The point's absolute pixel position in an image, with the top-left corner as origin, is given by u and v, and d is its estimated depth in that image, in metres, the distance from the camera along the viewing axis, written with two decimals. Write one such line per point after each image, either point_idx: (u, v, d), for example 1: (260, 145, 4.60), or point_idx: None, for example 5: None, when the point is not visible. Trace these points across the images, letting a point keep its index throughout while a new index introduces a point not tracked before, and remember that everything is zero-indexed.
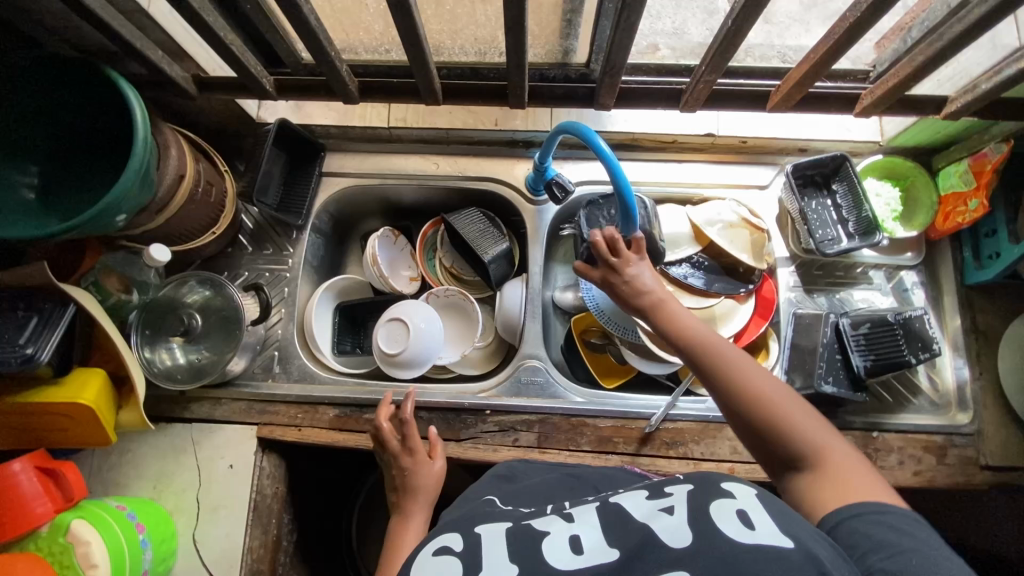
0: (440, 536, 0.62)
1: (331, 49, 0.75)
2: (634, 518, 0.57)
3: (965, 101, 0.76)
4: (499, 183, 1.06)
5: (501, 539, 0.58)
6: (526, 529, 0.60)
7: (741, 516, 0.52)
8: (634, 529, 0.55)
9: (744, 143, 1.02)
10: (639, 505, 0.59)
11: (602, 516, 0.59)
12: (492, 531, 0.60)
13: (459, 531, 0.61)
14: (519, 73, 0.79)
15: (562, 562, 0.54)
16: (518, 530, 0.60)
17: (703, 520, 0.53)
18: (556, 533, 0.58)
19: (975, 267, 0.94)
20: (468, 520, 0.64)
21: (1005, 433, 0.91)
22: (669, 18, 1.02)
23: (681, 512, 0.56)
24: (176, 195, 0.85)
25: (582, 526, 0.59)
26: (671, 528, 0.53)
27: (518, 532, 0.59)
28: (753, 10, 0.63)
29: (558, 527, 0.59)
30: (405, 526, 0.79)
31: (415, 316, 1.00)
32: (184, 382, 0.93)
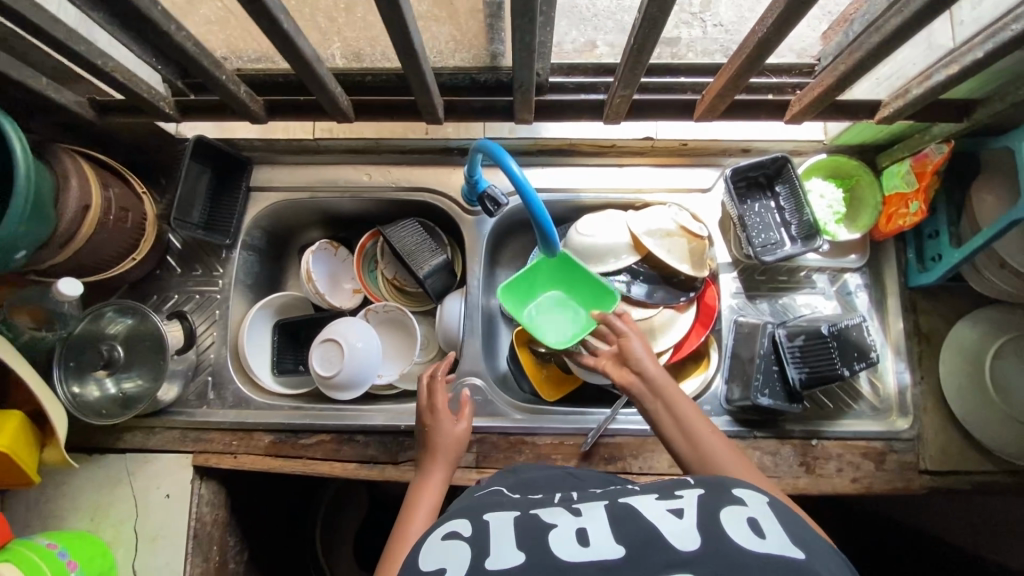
0: (448, 523, 0.62)
1: (223, 72, 0.68)
2: (645, 517, 0.56)
3: (896, 107, 0.72)
4: (435, 193, 1.02)
5: (510, 527, 0.58)
6: (533, 520, 0.59)
7: (752, 525, 0.53)
8: (643, 529, 0.54)
9: (685, 145, 0.98)
10: (649, 505, 0.58)
11: (611, 513, 0.58)
12: (500, 520, 0.59)
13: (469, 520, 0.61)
14: (427, 96, 0.75)
15: (571, 555, 0.53)
16: (526, 519, 0.59)
17: (713, 524, 0.53)
18: (565, 526, 0.57)
19: (918, 269, 0.92)
20: (477, 510, 0.64)
21: (944, 437, 0.91)
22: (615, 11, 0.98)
23: (692, 517, 0.55)
24: (81, 228, 0.80)
25: (592, 520, 0.57)
26: (679, 531, 0.53)
27: (529, 522, 0.58)
28: (650, 32, 0.57)
29: (564, 520, 0.58)
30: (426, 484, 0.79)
31: (350, 335, 0.98)
32: (112, 415, 0.90)
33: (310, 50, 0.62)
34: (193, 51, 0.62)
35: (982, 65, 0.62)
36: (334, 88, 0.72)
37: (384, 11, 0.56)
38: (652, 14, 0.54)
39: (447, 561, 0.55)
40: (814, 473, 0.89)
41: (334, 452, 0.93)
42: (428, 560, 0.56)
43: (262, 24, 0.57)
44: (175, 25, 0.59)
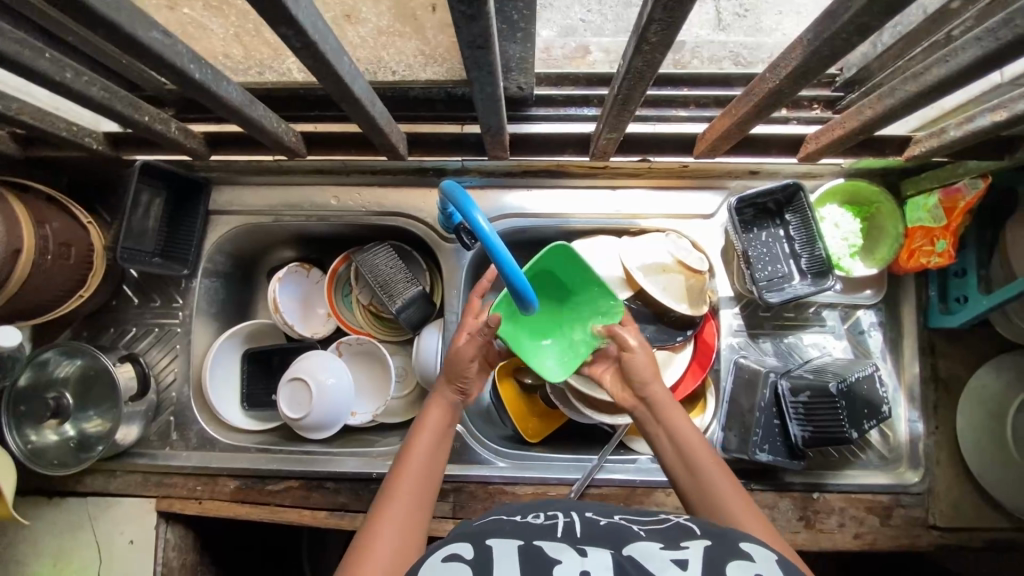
0: (439, 552, 0.52)
1: (144, 112, 0.58)
2: (649, 565, 0.49)
3: (929, 147, 0.63)
4: (409, 218, 0.93)
5: (510, 559, 0.50)
6: (535, 552, 0.50)
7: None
8: None
9: (686, 167, 0.87)
10: (650, 554, 0.50)
11: (616, 556, 0.50)
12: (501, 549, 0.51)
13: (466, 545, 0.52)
14: (378, 135, 0.68)
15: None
16: (529, 550, 0.51)
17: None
18: (569, 567, 0.48)
19: (941, 311, 0.84)
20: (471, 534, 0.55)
21: (956, 491, 0.84)
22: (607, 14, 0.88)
23: (697, 571, 0.48)
24: (15, 272, 0.73)
25: (596, 564, 0.49)
26: None
27: (529, 558, 0.49)
28: (638, 83, 0.49)
29: (568, 560, 0.49)
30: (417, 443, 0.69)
31: (320, 372, 0.91)
32: (67, 463, 0.85)
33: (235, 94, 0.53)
34: (100, 98, 0.53)
35: None
36: (278, 128, 0.65)
37: (310, 63, 0.48)
38: (639, 67, 0.45)
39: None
40: (814, 529, 0.83)
41: (304, 499, 0.87)
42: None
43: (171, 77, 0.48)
44: (71, 70, 0.51)
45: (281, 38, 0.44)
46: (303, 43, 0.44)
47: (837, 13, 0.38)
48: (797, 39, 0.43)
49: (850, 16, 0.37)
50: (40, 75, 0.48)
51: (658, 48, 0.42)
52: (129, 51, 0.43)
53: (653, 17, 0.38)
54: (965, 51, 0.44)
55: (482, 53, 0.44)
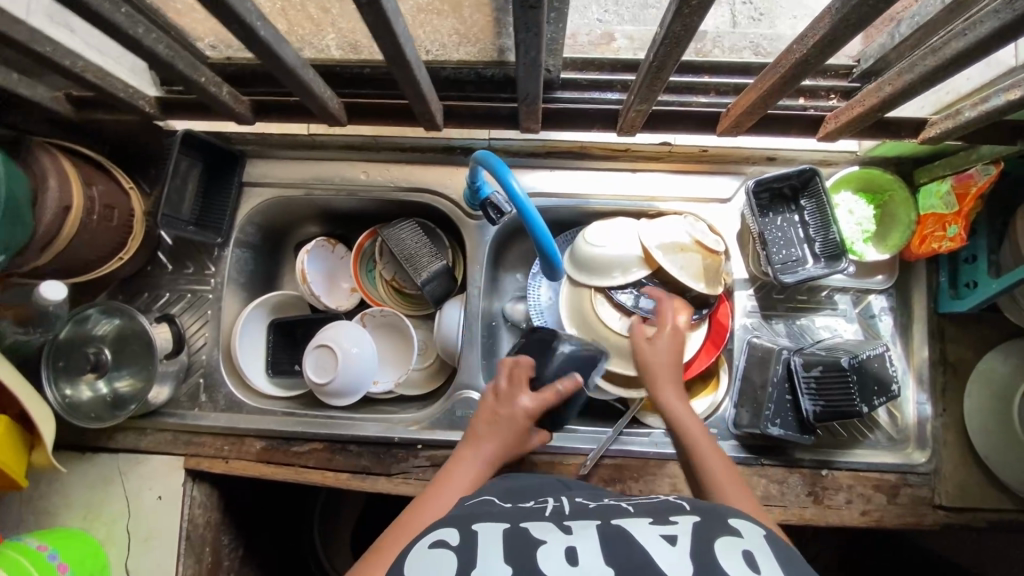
0: (432, 528, 0.55)
1: (201, 73, 0.62)
2: (637, 540, 0.51)
3: (946, 128, 0.65)
4: (436, 195, 0.96)
5: (498, 540, 0.52)
6: (524, 533, 0.53)
7: (748, 558, 0.48)
8: (634, 555, 0.49)
9: (705, 151, 0.91)
10: (638, 529, 0.53)
11: (603, 535, 0.52)
12: (490, 530, 0.53)
13: (458, 526, 0.55)
14: (420, 103, 0.71)
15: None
16: (516, 532, 0.53)
17: (707, 556, 0.48)
18: (554, 542, 0.51)
19: (950, 296, 0.86)
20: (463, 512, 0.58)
21: (962, 471, 0.87)
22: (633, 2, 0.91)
23: (684, 544, 0.50)
24: (65, 228, 0.76)
25: (582, 540, 0.51)
26: (672, 559, 0.48)
27: (516, 534, 0.52)
28: (674, 49, 0.51)
29: (555, 536, 0.52)
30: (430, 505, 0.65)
31: (345, 340, 0.94)
32: (101, 418, 0.88)
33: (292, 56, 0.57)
34: (166, 55, 0.57)
35: None
36: (323, 94, 0.69)
37: (371, 22, 0.51)
38: (676, 31, 0.47)
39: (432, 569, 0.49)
40: (823, 504, 0.85)
41: (328, 461, 0.90)
42: (410, 566, 0.51)
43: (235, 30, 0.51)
44: (143, 27, 0.54)
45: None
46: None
47: None
48: (828, 7, 0.45)
49: None
50: (116, 29, 0.52)
51: (697, 13, 0.45)
52: (207, 5, 0.47)
53: None
54: (984, 24, 0.47)
55: (532, 14, 0.46)
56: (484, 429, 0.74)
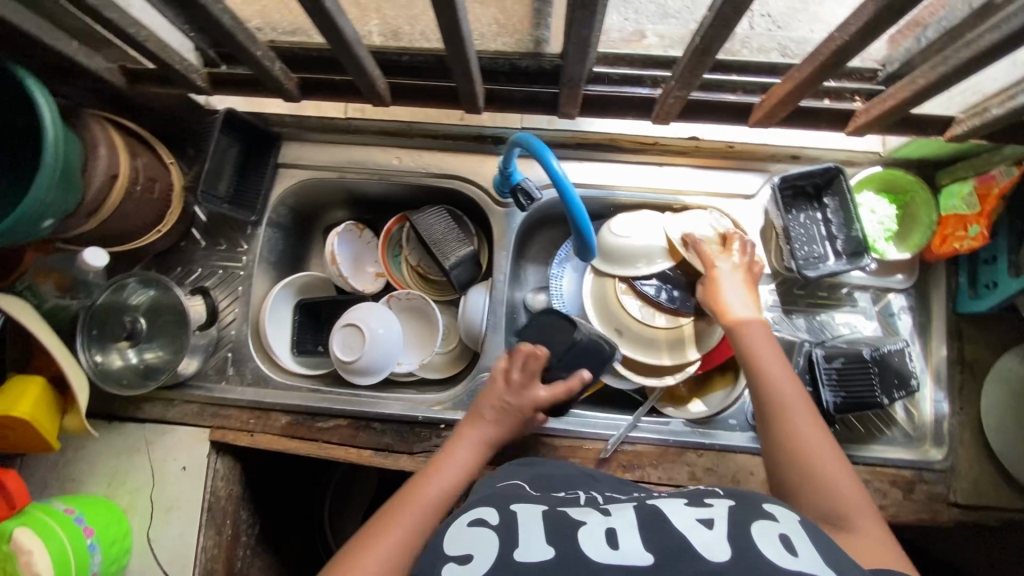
0: (473, 509, 0.58)
1: (258, 48, 0.67)
2: (673, 523, 0.52)
3: (973, 125, 0.68)
4: (466, 181, 0.99)
5: (538, 521, 0.54)
6: (562, 516, 0.55)
7: (785, 541, 0.49)
8: (671, 537, 0.50)
9: (732, 147, 0.94)
10: (676, 512, 0.54)
11: (640, 516, 0.54)
12: (530, 512, 0.56)
13: (496, 506, 0.58)
14: (467, 84, 0.73)
15: (599, 555, 0.49)
16: (555, 515, 0.55)
17: (744, 539, 0.50)
18: (594, 523, 0.53)
19: (969, 295, 0.88)
20: (501, 496, 0.61)
21: (977, 470, 0.88)
22: None
23: (721, 528, 0.51)
24: (110, 196, 0.79)
25: (620, 521, 0.53)
26: (710, 542, 0.49)
27: (555, 516, 0.55)
28: (721, 32, 0.53)
29: (594, 518, 0.54)
30: (416, 502, 0.70)
31: (372, 321, 0.96)
32: (133, 386, 0.90)
33: (349, 29, 0.63)
34: (230, 25, 0.61)
35: None
36: (372, 70, 0.73)
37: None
38: (726, 13, 0.50)
39: (475, 545, 0.52)
40: None
41: (351, 437, 0.92)
42: (453, 541, 0.53)
43: (306, 1, 0.58)
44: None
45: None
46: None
47: None
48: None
49: None
50: None
51: None
52: None
53: None
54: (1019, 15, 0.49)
55: None
56: (488, 415, 0.81)
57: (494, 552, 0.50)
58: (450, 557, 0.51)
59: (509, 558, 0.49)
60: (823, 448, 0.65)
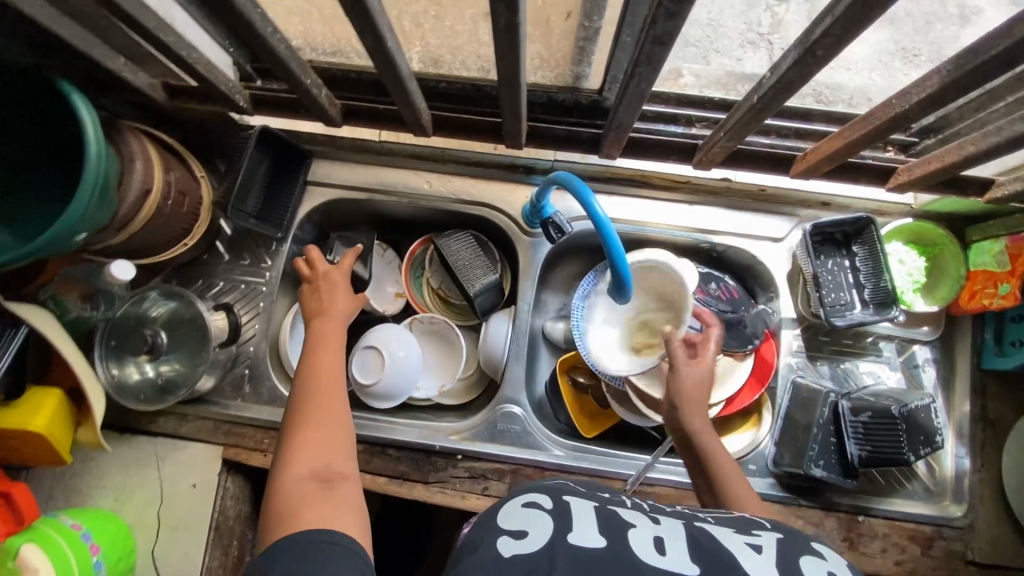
0: (528, 494, 0.59)
1: (307, 75, 0.68)
2: (721, 544, 0.52)
3: (1013, 189, 0.68)
4: (494, 209, 0.98)
5: (589, 516, 0.54)
6: (613, 515, 0.55)
7: None
8: (719, 554, 0.50)
9: (763, 190, 0.94)
10: (723, 534, 0.54)
11: (688, 530, 0.54)
12: (583, 506, 0.56)
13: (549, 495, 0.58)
14: (512, 121, 0.74)
15: (648, 557, 0.49)
16: (605, 513, 0.55)
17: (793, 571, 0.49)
18: (643, 528, 0.53)
19: (994, 352, 0.89)
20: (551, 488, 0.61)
21: (996, 529, 0.87)
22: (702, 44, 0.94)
23: (769, 554, 0.51)
24: (142, 211, 0.78)
25: (669, 531, 0.53)
26: (758, 566, 0.49)
27: (607, 514, 0.55)
28: (783, 93, 0.53)
29: (643, 523, 0.54)
30: (309, 410, 0.69)
31: (392, 345, 0.95)
32: (149, 401, 0.88)
33: (404, 66, 0.64)
34: (284, 53, 0.62)
35: None
36: (420, 105, 0.75)
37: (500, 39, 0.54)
38: (790, 77, 0.50)
39: (530, 522, 0.52)
40: (857, 551, 0.85)
41: (366, 463, 0.91)
42: (506, 516, 0.54)
43: (365, 37, 0.58)
44: (271, 28, 0.59)
45: (490, 16, 0.52)
46: (508, 23, 0.52)
47: (983, 50, 0.43)
48: (937, 69, 0.48)
49: (1003, 49, 0.42)
50: (247, 23, 0.56)
51: (822, 61, 0.46)
52: None
53: (827, 32, 0.43)
54: None
55: (659, 49, 0.49)
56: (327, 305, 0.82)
57: (548, 531, 0.51)
58: (506, 531, 0.51)
59: (563, 539, 0.50)
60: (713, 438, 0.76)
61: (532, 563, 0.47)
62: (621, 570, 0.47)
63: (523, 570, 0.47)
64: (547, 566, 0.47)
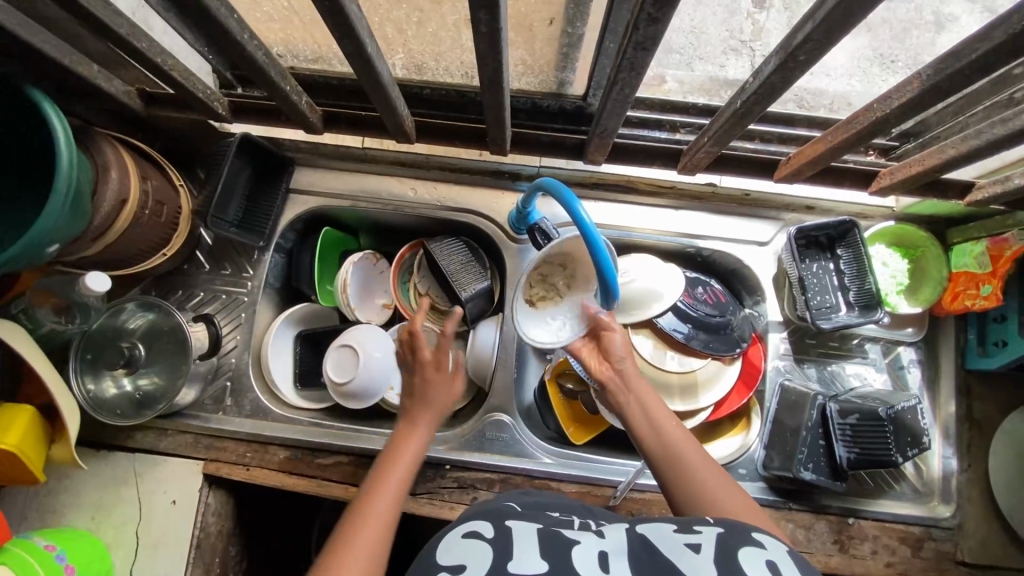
0: (469, 524, 0.58)
1: (287, 82, 0.67)
2: (661, 550, 0.51)
3: (993, 192, 0.69)
4: (481, 216, 0.98)
5: (529, 539, 0.54)
6: (555, 535, 0.54)
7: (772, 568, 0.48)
8: (659, 561, 0.49)
9: (748, 195, 0.95)
10: (666, 537, 0.53)
11: (629, 542, 0.53)
12: (522, 528, 0.55)
13: (488, 522, 0.58)
14: (497, 127, 0.73)
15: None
16: (547, 534, 0.55)
17: (732, 564, 0.48)
18: (587, 544, 0.53)
19: (977, 352, 0.89)
20: (494, 514, 0.61)
21: (984, 529, 0.87)
22: None
23: (711, 549, 0.50)
24: (116, 222, 0.76)
25: (611, 545, 0.53)
26: (696, 565, 0.48)
27: (550, 535, 0.54)
28: (764, 100, 0.54)
29: (588, 540, 0.54)
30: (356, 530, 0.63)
31: (369, 345, 0.93)
32: (126, 416, 0.86)
33: (385, 71, 0.63)
34: (262, 60, 0.61)
35: None
36: (402, 110, 0.73)
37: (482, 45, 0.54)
38: (772, 83, 0.50)
39: (468, 555, 0.51)
40: (848, 554, 0.85)
41: (352, 475, 0.89)
42: (441, 550, 0.53)
43: (345, 43, 0.57)
44: (249, 34, 0.58)
45: (472, 21, 0.51)
46: (490, 29, 0.51)
47: (962, 55, 0.44)
48: (916, 74, 0.48)
49: (980, 54, 0.42)
50: (224, 30, 0.55)
51: (802, 66, 0.47)
52: None
53: (808, 38, 0.43)
54: None
55: (642, 54, 0.48)
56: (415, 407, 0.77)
57: (484, 564, 0.50)
58: (444, 568, 0.50)
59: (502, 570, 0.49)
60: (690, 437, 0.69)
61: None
62: None
63: None
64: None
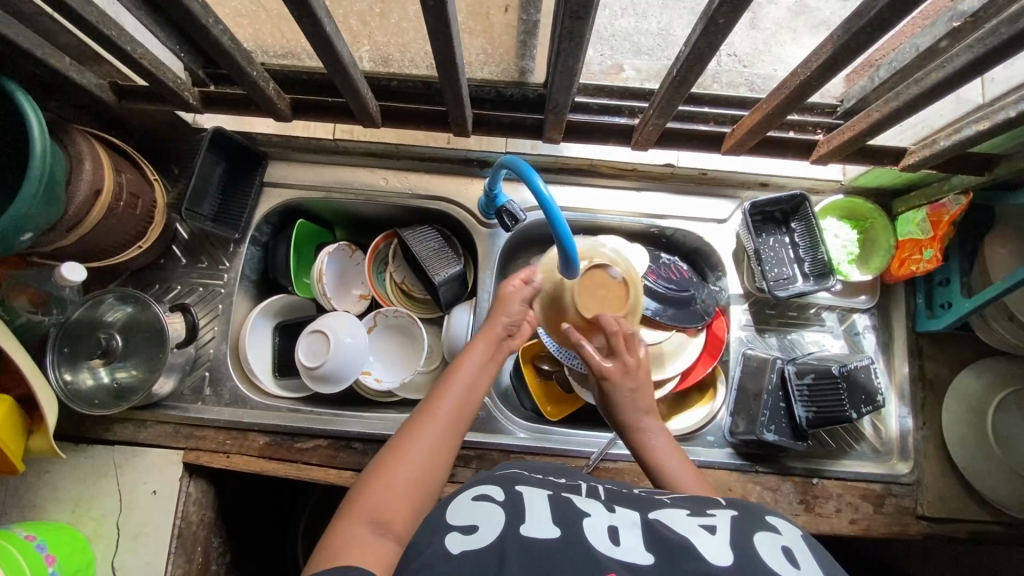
0: (481, 487, 0.62)
1: (254, 68, 0.70)
2: (674, 528, 0.54)
3: (923, 155, 0.74)
4: (452, 203, 1.01)
5: (543, 504, 0.56)
6: (568, 504, 0.57)
7: (788, 554, 0.51)
8: (674, 537, 0.52)
9: (705, 174, 0.99)
10: (678, 518, 0.56)
11: (642, 515, 0.56)
12: (533, 496, 0.58)
13: (501, 485, 0.61)
14: (458, 108, 0.77)
15: (602, 548, 0.51)
16: (560, 501, 0.57)
17: (749, 549, 0.51)
18: (598, 517, 0.55)
19: (926, 315, 0.94)
20: (504, 478, 0.64)
21: (943, 483, 0.91)
22: (655, 18, 0.98)
23: (724, 534, 0.53)
24: (91, 213, 0.78)
25: (624, 519, 0.55)
26: (712, 546, 0.51)
27: (563, 504, 0.57)
28: (695, 65, 0.59)
29: (598, 512, 0.56)
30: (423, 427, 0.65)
31: (340, 330, 0.95)
32: (105, 406, 0.87)
33: (348, 55, 0.66)
34: (228, 45, 0.64)
35: (1014, 124, 0.64)
36: (367, 96, 0.77)
37: (433, 22, 0.57)
38: (701, 47, 0.55)
39: (478, 518, 0.54)
40: (814, 512, 0.88)
41: (331, 458, 0.91)
42: (454, 513, 0.56)
43: (307, 27, 0.60)
44: (213, 19, 0.61)
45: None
46: (437, 2, 0.54)
47: (865, 13, 0.49)
48: (829, 36, 0.53)
49: (878, 10, 0.47)
50: (189, 13, 0.58)
51: (724, 29, 0.52)
52: None
53: (724, 0, 0.48)
54: (959, 57, 0.57)
55: (578, 23, 0.53)
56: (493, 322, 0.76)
57: (496, 527, 0.53)
58: (456, 527, 0.53)
59: (516, 531, 0.52)
60: (649, 404, 0.76)
61: (481, 562, 0.49)
62: (575, 561, 0.48)
63: (472, 564, 0.49)
64: (497, 562, 0.49)
